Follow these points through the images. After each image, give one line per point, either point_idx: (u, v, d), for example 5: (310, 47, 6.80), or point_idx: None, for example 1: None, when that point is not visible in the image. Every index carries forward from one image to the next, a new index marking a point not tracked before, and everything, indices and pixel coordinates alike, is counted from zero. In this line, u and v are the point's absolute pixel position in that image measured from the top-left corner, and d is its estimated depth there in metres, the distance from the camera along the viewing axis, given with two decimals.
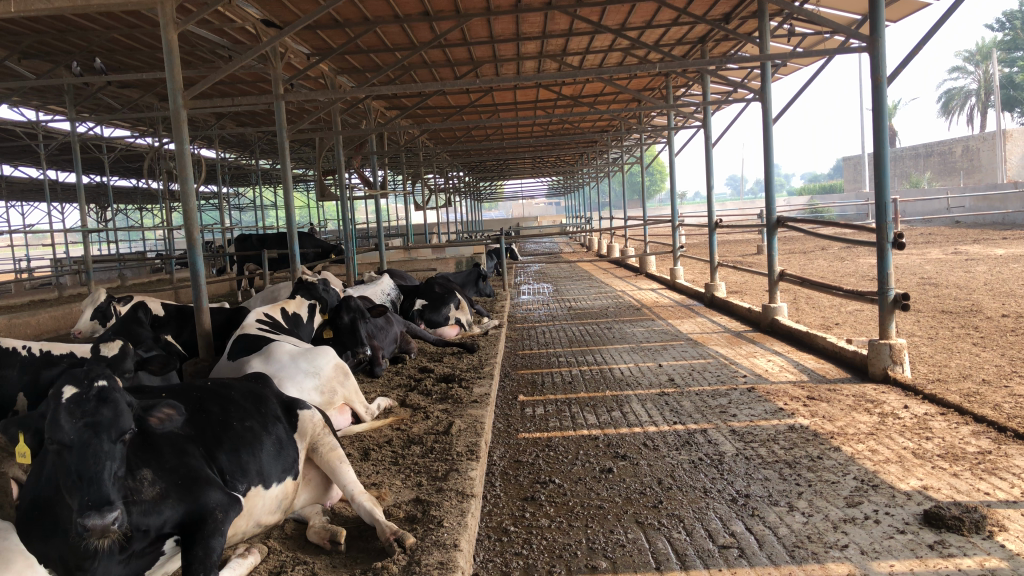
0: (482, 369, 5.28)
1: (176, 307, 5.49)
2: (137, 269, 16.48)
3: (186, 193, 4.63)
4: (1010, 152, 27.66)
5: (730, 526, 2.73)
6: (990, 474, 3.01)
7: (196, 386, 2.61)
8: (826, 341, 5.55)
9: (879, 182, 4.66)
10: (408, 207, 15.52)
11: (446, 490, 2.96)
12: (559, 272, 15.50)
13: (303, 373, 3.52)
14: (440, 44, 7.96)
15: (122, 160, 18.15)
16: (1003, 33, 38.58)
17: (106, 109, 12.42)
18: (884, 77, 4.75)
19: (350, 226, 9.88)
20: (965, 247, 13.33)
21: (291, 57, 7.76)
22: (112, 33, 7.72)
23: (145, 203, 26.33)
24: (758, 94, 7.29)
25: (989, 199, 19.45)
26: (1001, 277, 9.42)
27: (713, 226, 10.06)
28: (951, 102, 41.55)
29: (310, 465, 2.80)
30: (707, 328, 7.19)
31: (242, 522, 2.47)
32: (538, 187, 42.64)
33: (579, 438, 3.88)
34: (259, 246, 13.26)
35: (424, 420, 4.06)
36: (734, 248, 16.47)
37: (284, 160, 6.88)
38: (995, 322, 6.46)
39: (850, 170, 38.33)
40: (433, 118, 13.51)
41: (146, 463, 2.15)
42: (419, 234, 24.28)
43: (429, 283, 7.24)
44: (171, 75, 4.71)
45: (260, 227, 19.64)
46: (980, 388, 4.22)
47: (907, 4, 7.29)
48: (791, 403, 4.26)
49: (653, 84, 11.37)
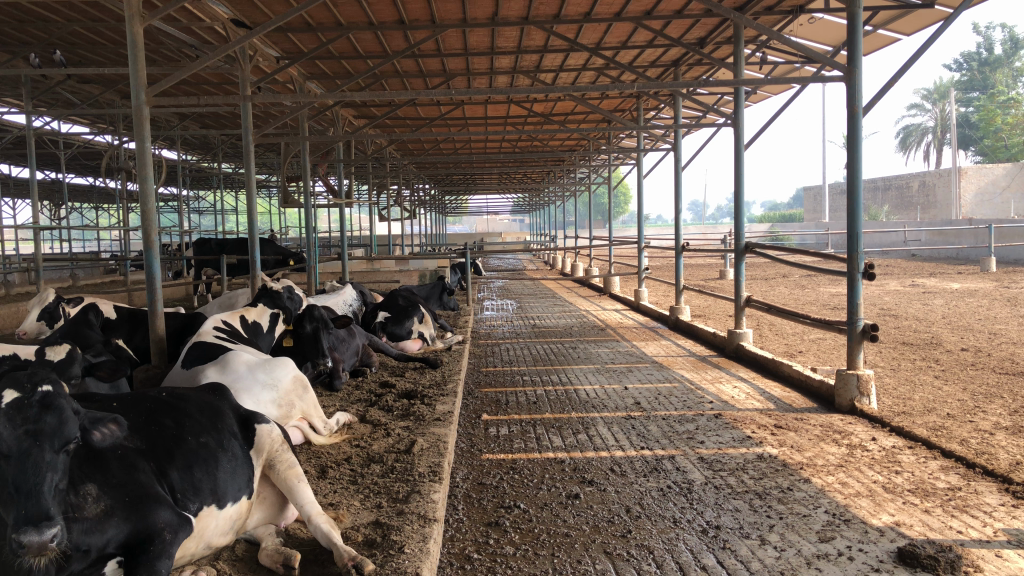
0: (445, 386, 5.15)
1: (129, 311, 5.29)
2: (90, 269, 16.02)
3: (145, 193, 4.44)
4: (965, 189, 28.38)
5: (701, 558, 2.64)
6: (961, 511, 2.97)
7: (150, 397, 2.46)
8: (792, 369, 5.52)
9: (851, 213, 4.65)
10: (374, 220, 15.32)
11: (407, 513, 2.83)
12: (522, 288, 15.44)
13: (260, 386, 3.37)
14: (414, 53, 7.89)
15: (79, 157, 17.69)
16: (960, 73, 39.73)
17: (64, 104, 12.08)
18: (859, 107, 4.76)
19: (312, 235, 9.64)
20: (922, 280, 13.55)
21: (260, 59, 7.58)
22: (75, 26, 7.49)
23: (101, 202, 25.71)
24: (730, 119, 7.30)
25: (944, 234, 19.91)
26: (958, 311, 9.55)
27: (680, 249, 10.04)
28: (908, 138, 42.44)
29: (266, 482, 2.65)
30: (671, 351, 7.15)
31: (192, 544, 2.32)
32: (502, 203, 42.77)
33: (544, 461, 3.78)
34: (219, 250, 13.01)
35: (384, 436, 3.93)
36: (698, 273, 16.55)
37: (248, 162, 6.60)
38: (955, 355, 6.52)
39: (810, 201, 39.04)
40: (401, 128, 13.41)
41: (91, 478, 2.00)
42: (382, 246, 24.02)
43: (393, 296, 7.08)
44: (135, 71, 4.53)
45: (220, 231, 19.31)
46: (945, 422, 4.20)
47: (877, 37, 7.39)
48: (758, 431, 4.21)
49: (624, 105, 11.41)
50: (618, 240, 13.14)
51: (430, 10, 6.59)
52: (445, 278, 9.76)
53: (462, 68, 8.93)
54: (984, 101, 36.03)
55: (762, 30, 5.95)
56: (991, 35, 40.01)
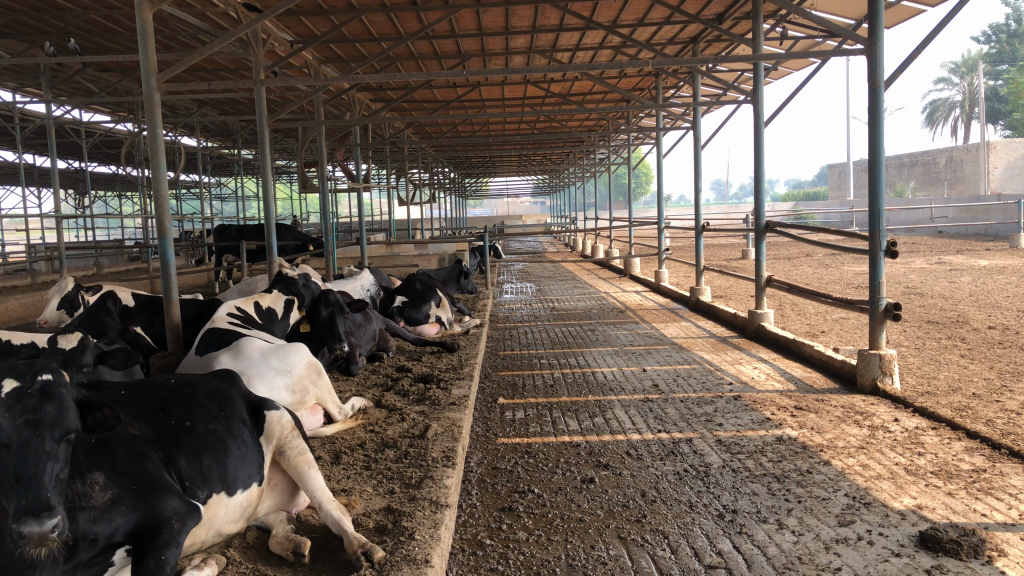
0: (461, 370, 5.12)
1: (147, 298, 5.24)
2: (114, 257, 16.16)
3: (157, 180, 4.43)
4: (994, 164, 27.88)
5: (717, 544, 2.59)
6: (986, 494, 2.89)
7: (157, 384, 2.45)
8: (814, 349, 5.44)
9: (873, 190, 4.55)
10: (394, 204, 15.27)
11: (420, 499, 2.80)
12: (542, 271, 15.40)
13: (274, 371, 3.36)
14: (428, 35, 7.82)
15: (101, 146, 17.81)
16: (988, 46, 38.94)
17: (84, 92, 12.13)
18: (881, 80, 4.65)
19: (330, 220, 9.61)
20: (949, 257, 13.32)
21: (273, 43, 7.56)
22: (90, 14, 7.49)
23: (123, 189, 25.94)
24: (750, 96, 7.17)
25: (971, 210, 19.57)
26: (986, 288, 9.36)
27: (700, 229, 9.92)
28: (935, 113, 41.68)
29: (277, 469, 2.63)
30: (691, 332, 7.07)
31: (202, 531, 2.31)
32: (522, 185, 42.65)
33: (559, 445, 3.74)
34: (239, 236, 13.06)
35: (399, 421, 3.91)
36: (719, 252, 16.39)
37: (263, 147, 6.57)
38: (982, 334, 6.38)
39: (834, 178, 38.55)
40: (418, 112, 13.36)
41: (97, 466, 1.99)
42: (402, 230, 24.03)
43: (411, 280, 7.07)
44: (144, 57, 4.51)
45: (240, 217, 19.38)
46: (971, 402, 4.11)
47: (901, 9, 7.23)
48: (778, 413, 4.15)
49: (643, 84, 11.28)
50: (638, 221, 13.00)
51: None
52: (463, 261, 9.73)
53: (477, 48, 8.86)
54: (1014, 74, 35.27)
55: (782, 4, 5.80)
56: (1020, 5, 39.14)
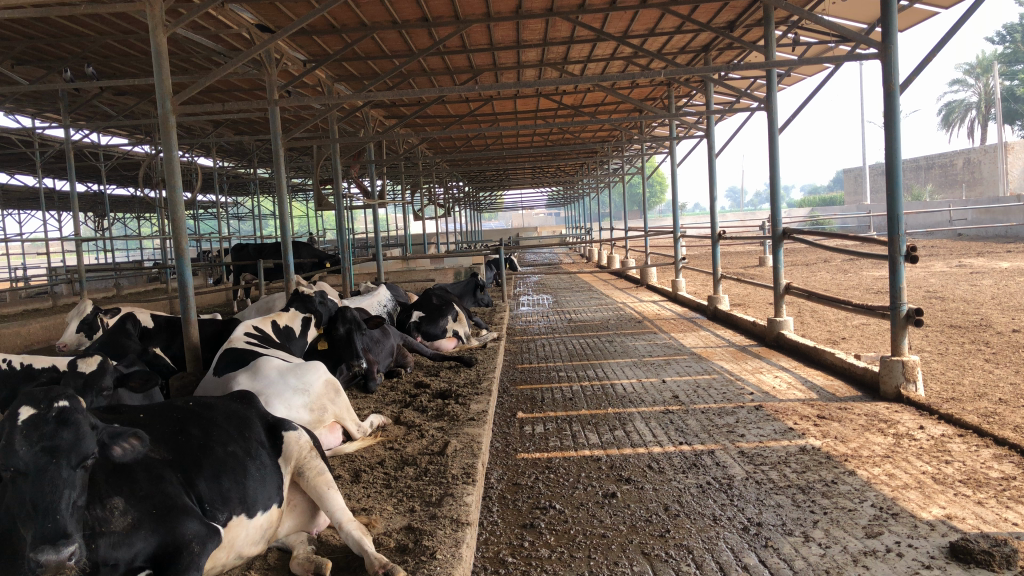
0: (480, 385, 5.11)
1: (166, 319, 5.31)
2: (133, 277, 16.28)
3: (174, 202, 4.46)
4: (1011, 165, 27.65)
5: (742, 558, 2.56)
6: (1016, 503, 2.83)
7: (177, 407, 2.45)
8: (835, 357, 5.38)
9: (891, 194, 4.50)
10: (409, 218, 15.31)
11: (440, 517, 2.79)
12: (559, 283, 15.40)
13: (291, 390, 3.35)
14: (439, 51, 7.86)
15: (119, 168, 18.01)
16: (1003, 46, 38.67)
17: (101, 116, 12.27)
18: (896, 84, 4.60)
19: (347, 237, 9.62)
20: (970, 260, 13.18)
21: (287, 63, 7.62)
22: (106, 39, 7.59)
23: (141, 211, 26.19)
24: (763, 103, 7.13)
25: (991, 212, 19.35)
26: (1008, 290, 9.25)
27: (716, 237, 9.85)
28: (951, 115, 41.39)
29: (297, 490, 2.62)
30: (710, 342, 7.02)
31: (223, 554, 2.30)
32: (537, 198, 42.73)
33: (580, 459, 3.71)
34: (256, 255, 13.13)
35: (418, 438, 3.89)
36: (736, 260, 16.29)
37: (277, 166, 6.58)
38: (1006, 337, 6.29)
39: (851, 183, 38.34)
40: (431, 126, 13.41)
41: (117, 491, 1.98)
42: (418, 244, 24.08)
43: (427, 295, 7.07)
44: (160, 81, 4.55)
45: (257, 236, 19.50)
46: (997, 408, 4.05)
47: (915, 12, 7.18)
48: (801, 422, 4.10)
49: (655, 93, 11.28)
50: (653, 230, 12.91)
51: (453, 6, 6.53)
52: (479, 275, 9.72)
53: (489, 63, 8.90)
54: None
55: (794, 10, 5.77)
56: None
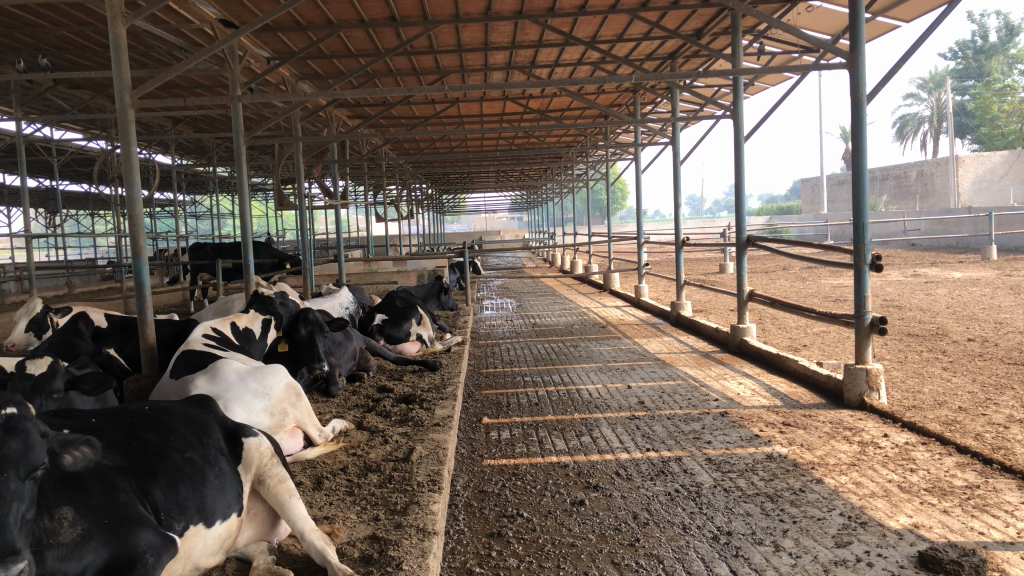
0: (444, 389, 5.03)
1: (121, 319, 5.15)
2: (86, 276, 15.87)
3: (132, 198, 4.32)
4: (963, 177, 28.33)
5: (712, 567, 2.53)
6: (981, 511, 2.85)
7: (131, 412, 2.34)
8: (798, 364, 5.41)
9: (856, 203, 4.53)
10: (371, 220, 15.15)
11: (406, 526, 2.71)
12: (522, 287, 15.38)
13: (251, 394, 3.25)
14: (406, 50, 7.78)
15: (72, 163, 17.56)
16: (956, 61, 39.66)
17: (55, 110, 11.94)
18: (864, 95, 4.64)
19: (309, 238, 9.43)
20: (924, 269, 13.44)
21: (250, 60, 7.48)
22: (62, 31, 7.37)
23: (95, 209, 25.60)
24: (729, 111, 7.18)
25: (944, 223, 19.78)
26: (963, 300, 9.43)
27: (680, 244, 9.89)
28: (905, 127, 42.29)
29: (257, 498, 2.53)
30: (673, 348, 7.03)
31: (179, 565, 2.20)
32: (500, 202, 42.72)
33: (547, 466, 3.67)
34: (214, 255, 12.88)
35: (382, 444, 3.80)
36: (697, 266, 16.40)
37: (238, 164, 6.42)
38: (963, 346, 6.40)
39: (808, 192, 38.97)
40: (395, 127, 13.30)
41: (67, 500, 1.87)
42: (380, 247, 23.85)
43: (390, 297, 6.96)
44: (118, 73, 4.41)
45: (216, 235, 19.15)
46: (958, 416, 4.09)
47: (877, 25, 7.28)
48: (766, 429, 4.10)
49: (621, 99, 11.32)
50: (616, 236, 12.93)
51: (421, 6, 6.47)
52: (443, 278, 9.63)
53: (455, 65, 8.85)
54: (981, 88, 35.85)
55: (762, 18, 5.80)
56: (985, 23, 40.05)
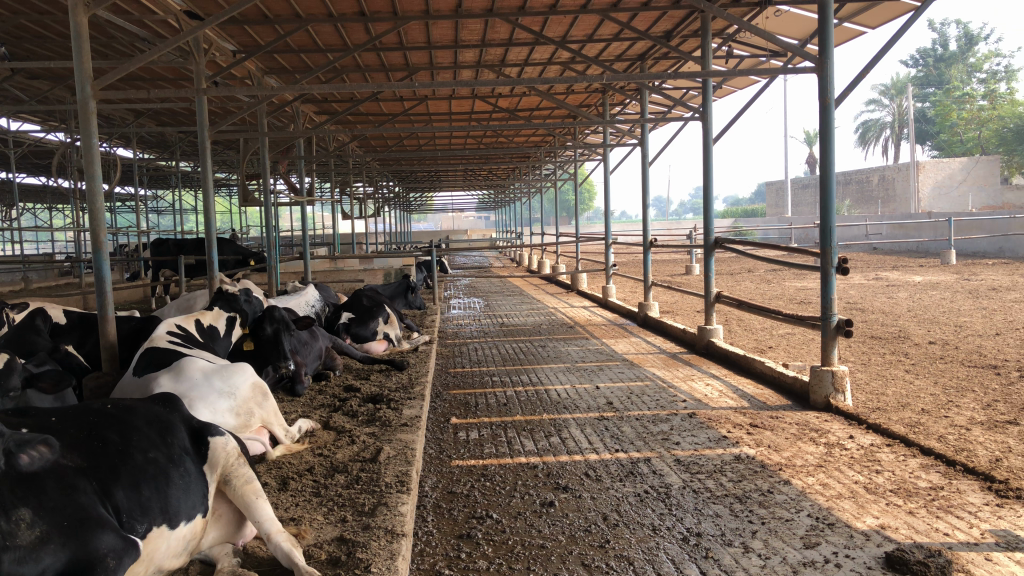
0: (412, 389, 4.99)
1: (79, 316, 5.03)
2: (42, 271, 15.49)
3: (92, 192, 4.21)
4: (923, 183, 28.89)
5: (682, 568, 2.53)
6: (945, 513, 2.88)
7: (93, 410, 2.27)
8: (765, 366, 5.45)
9: (824, 205, 4.57)
10: (337, 217, 15.01)
11: (374, 528, 2.67)
12: (490, 286, 15.34)
13: (217, 393, 3.19)
14: (375, 46, 7.72)
15: (30, 155, 17.13)
16: (917, 69, 40.45)
17: (12, 100, 11.64)
18: (832, 99, 4.69)
19: (275, 236, 9.27)
20: (886, 273, 13.66)
21: (215, 52, 7.36)
22: (21, 19, 7.18)
23: (53, 203, 25.01)
24: (698, 113, 7.21)
25: (904, 228, 20.14)
26: (923, 303, 9.60)
27: (647, 245, 9.93)
28: (867, 133, 43.02)
29: (222, 499, 2.47)
30: (641, 348, 7.05)
31: (141, 568, 2.14)
32: (467, 200, 42.60)
33: (516, 466, 3.65)
34: (176, 250, 12.66)
35: (348, 444, 3.75)
36: (664, 268, 16.48)
37: (202, 158, 6.30)
38: (925, 349, 6.50)
39: (773, 195, 39.43)
40: (363, 124, 13.19)
41: (25, 501, 1.81)
42: (347, 244, 23.64)
43: (357, 296, 6.89)
44: (80, 63, 4.30)
45: (178, 231, 18.81)
46: (921, 418, 4.14)
47: (844, 30, 7.37)
48: (734, 430, 4.12)
49: (590, 100, 11.33)
50: (583, 236, 12.95)
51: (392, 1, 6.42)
52: (411, 276, 9.55)
53: (425, 61, 8.81)
54: (940, 96, 36.56)
55: (731, 21, 5.84)
56: (945, 32, 40.90)
